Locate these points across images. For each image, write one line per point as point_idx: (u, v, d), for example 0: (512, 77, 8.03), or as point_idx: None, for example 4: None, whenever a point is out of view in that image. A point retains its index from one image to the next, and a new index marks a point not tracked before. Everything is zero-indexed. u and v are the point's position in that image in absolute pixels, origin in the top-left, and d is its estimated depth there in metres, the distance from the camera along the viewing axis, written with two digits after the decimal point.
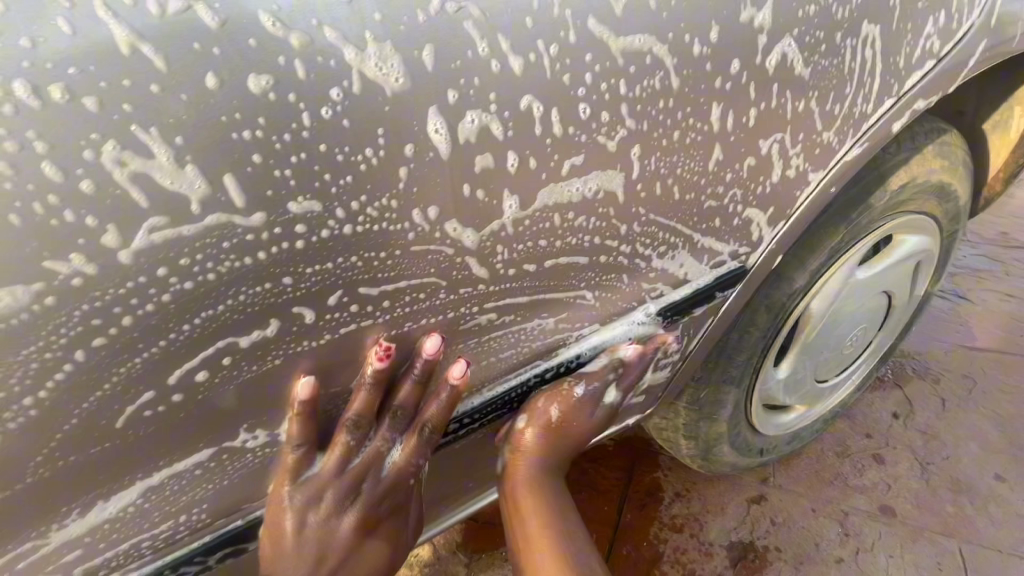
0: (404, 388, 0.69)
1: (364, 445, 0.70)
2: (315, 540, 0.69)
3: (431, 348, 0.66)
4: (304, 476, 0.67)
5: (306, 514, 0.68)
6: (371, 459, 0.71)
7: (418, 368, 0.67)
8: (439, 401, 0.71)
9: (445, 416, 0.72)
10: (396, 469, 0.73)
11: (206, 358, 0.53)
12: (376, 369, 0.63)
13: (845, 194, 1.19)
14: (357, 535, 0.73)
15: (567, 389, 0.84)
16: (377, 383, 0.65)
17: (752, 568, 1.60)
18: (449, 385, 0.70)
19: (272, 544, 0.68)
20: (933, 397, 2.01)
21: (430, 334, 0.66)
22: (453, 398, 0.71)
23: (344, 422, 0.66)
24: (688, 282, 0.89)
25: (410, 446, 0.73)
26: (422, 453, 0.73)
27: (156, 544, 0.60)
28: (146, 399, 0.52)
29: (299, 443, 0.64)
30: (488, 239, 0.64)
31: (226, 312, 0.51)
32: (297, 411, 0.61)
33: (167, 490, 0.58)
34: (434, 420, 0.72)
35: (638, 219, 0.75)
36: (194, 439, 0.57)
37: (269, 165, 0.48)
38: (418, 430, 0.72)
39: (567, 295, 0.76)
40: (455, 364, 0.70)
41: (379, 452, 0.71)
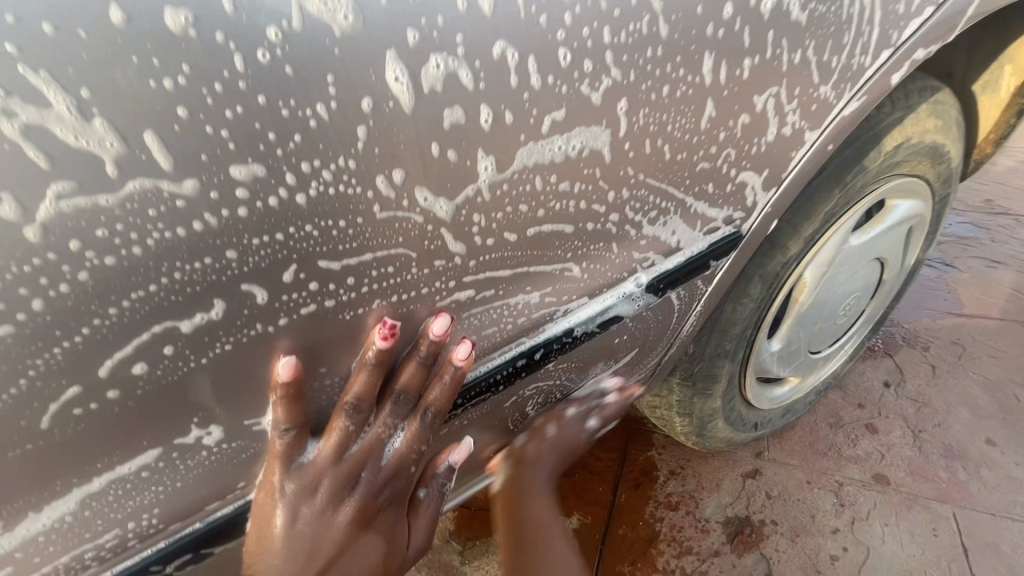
0: (408, 369, 0.64)
1: (362, 433, 0.64)
2: (308, 536, 0.63)
3: (437, 329, 0.62)
4: (298, 464, 0.60)
5: (299, 506, 0.61)
6: (373, 447, 0.65)
7: (424, 350, 0.63)
8: (445, 385, 0.66)
9: (450, 401, 0.67)
10: (398, 460, 0.68)
11: (142, 346, 0.46)
12: (381, 349, 0.59)
13: (840, 156, 1.14)
14: (354, 531, 0.67)
15: (562, 411, 0.93)
16: (380, 364, 0.60)
17: (749, 542, 1.58)
18: (454, 367, 0.65)
19: (259, 535, 0.61)
20: (923, 365, 2.01)
21: (437, 314, 0.62)
22: (459, 381, 0.66)
23: (344, 405, 0.61)
24: (681, 250, 0.84)
25: (415, 434, 0.68)
26: (424, 442, 0.69)
27: (102, 554, 0.54)
28: (71, 396, 0.45)
29: (292, 426, 0.58)
30: (463, 207, 0.57)
31: (160, 292, 0.45)
32: (290, 392, 0.56)
33: (110, 495, 0.52)
34: (440, 406, 0.67)
35: (628, 182, 0.69)
36: (136, 438, 0.51)
37: (199, 120, 0.41)
38: (421, 415, 0.67)
39: (553, 267, 0.70)
40: (460, 344, 0.66)
41: (381, 440, 0.66)
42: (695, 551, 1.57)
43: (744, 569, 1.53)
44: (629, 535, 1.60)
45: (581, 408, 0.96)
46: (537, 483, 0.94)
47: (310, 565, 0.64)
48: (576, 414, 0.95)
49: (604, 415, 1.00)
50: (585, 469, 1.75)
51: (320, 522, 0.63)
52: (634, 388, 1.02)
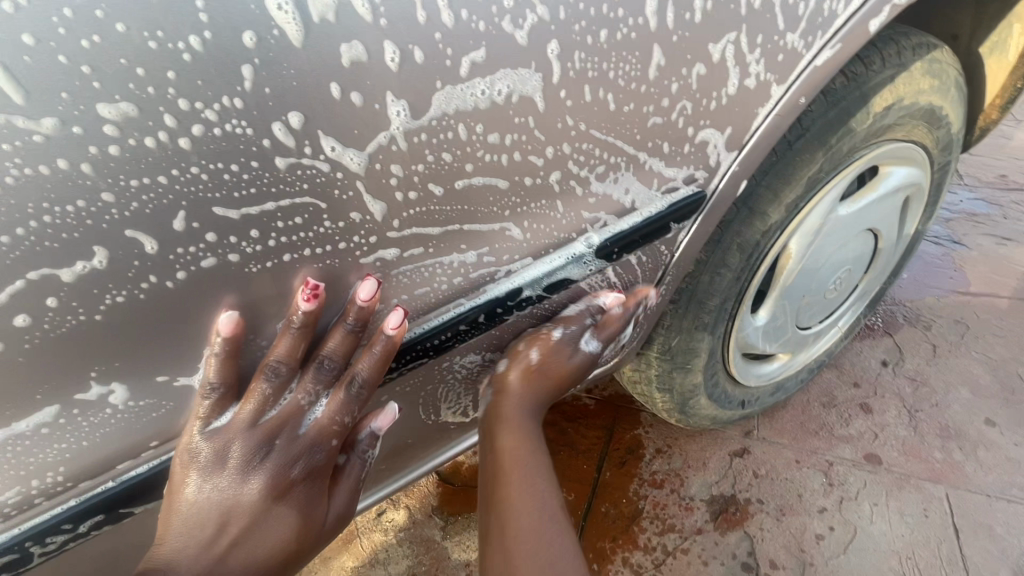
0: (336, 335, 0.63)
1: (280, 398, 0.63)
2: (217, 503, 0.61)
3: (364, 294, 0.60)
4: (213, 427, 0.60)
5: (210, 471, 0.61)
6: (291, 413, 0.64)
7: (353, 317, 0.62)
8: (375, 355, 0.65)
9: (380, 374, 0.67)
10: (317, 431, 0.67)
11: (20, 296, 0.44)
12: (306, 310, 0.58)
13: (823, 117, 1.08)
14: (265, 502, 0.64)
15: (546, 333, 0.86)
16: (308, 325, 0.59)
17: (734, 521, 1.56)
18: (385, 337, 0.65)
19: (170, 500, 0.61)
20: (923, 343, 1.94)
21: (364, 278, 0.61)
22: (390, 352, 0.66)
23: (266, 367, 0.60)
24: (637, 210, 0.80)
25: (337, 403, 0.67)
26: (349, 414, 0.67)
27: (8, 510, 0.53)
28: None
29: (215, 388, 0.58)
30: (377, 156, 0.54)
31: (31, 237, 0.42)
32: (228, 350, 0.56)
33: (10, 452, 0.50)
34: (369, 376, 0.66)
35: (568, 134, 0.65)
36: (26, 393, 0.49)
37: (51, 49, 0.38)
38: (347, 385, 0.66)
39: (489, 225, 0.67)
40: (392, 314, 0.64)
41: (301, 407, 0.65)
42: (677, 529, 1.55)
43: (726, 547, 1.51)
44: (612, 513, 1.58)
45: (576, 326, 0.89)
46: (517, 413, 0.88)
47: (218, 534, 0.62)
48: (564, 336, 0.89)
49: (604, 335, 0.92)
50: (571, 446, 1.73)
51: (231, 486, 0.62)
52: (648, 290, 0.93)
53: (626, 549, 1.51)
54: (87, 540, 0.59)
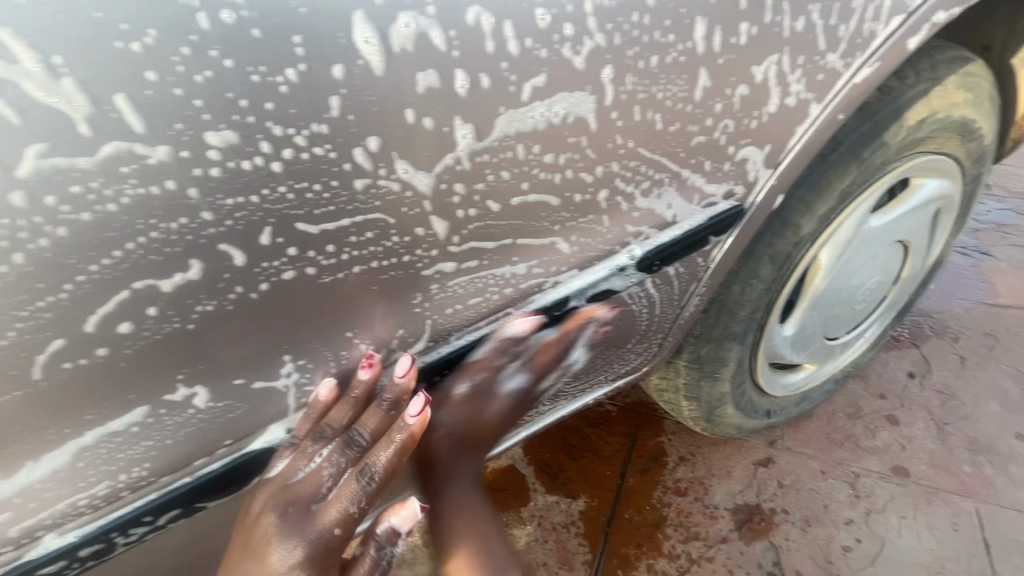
0: (374, 415, 0.70)
1: (309, 463, 0.68)
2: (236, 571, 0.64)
3: (403, 369, 0.68)
4: (262, 479, 0.66)
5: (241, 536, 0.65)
6: (312, 485, 0.68)
7: (390, 397, 0.69)
8: (394, 443, 0.70)
9: (395, 464, 0.71)
10: (326, 517, 0.67)
11: (124, 305, 0.48)
12: (363, 379, 0.66)
13: (858, 131, 1.09)
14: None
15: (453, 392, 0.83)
16: (362, 396, 0.68)
17: (758, 530, 1.56)
18: (405, 424, 0.70)
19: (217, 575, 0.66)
20: (952, 355, 1.93)
21: (404, 354, 0.68)
22: (408, 441, 0.70)
23: (315, 430, 0.67)
24: (677, 223, 0.82)
25: (349, 490, 0.68)
26: (358, 505, 0.68)
27: (97, 502, 0.57)
28: (57, 349, 0.47)
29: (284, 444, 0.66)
30: (443, 175, 0.57)
31: (138, 251, 0.46)
32: (312, 409, 0.66)
33: (104, 448, 0.55)
34: (385, 464, 0.70)
35: (617, 153, 0.68)
36: (121, 392, 0.53)
37: (169, 83, 0.42)
38: (364, 467, 0.69)
39: (539, 238, 0.69)
40: (415, 401, 0.69)
41: (322, 481, 0.68)
42: (702, 537, 1.55)
43: (752, 556, 1.52)
44: (636, 519, 1.59)
45: (496, 367, 0.82)
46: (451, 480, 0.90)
47: None
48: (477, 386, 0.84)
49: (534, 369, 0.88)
50: (594, 452, 1.75)
51: (244, 559, 0.65)
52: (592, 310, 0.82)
53: (651, 556, 1.53)
54: (163, 533, 0.63)
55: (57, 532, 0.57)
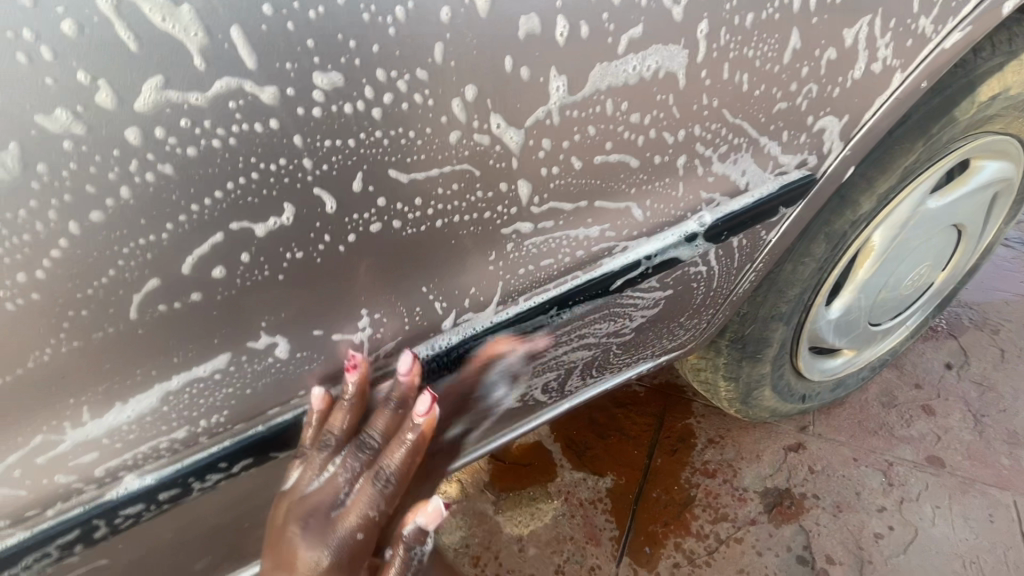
0: (382, 415, 0.64)
1: (323, 470, 0.62)
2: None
3: (405, 367, 0.62)
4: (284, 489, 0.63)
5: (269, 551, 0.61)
6: (329, 493, 0.62)
7: (397, 396, 0.64)
8: (405, 443, 0.62)
9: (410, 464, 0.64)
10: (346, 524, 0.61)
11: (217, 248, 0.47)
12: (353, 382, 0.60)
13: (928, 105, 1.05)
14: None
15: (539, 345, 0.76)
16: (357, 400, 0.62)
17: (788, 514, 1.55)
18: (416, 424, 0.62)
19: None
20: (991, 348, 1.88)
21: (404, 350, 0.64)
22: (421, 441, 0.63)
23: (318, 438, 0.62)
24: (750, 191, 0.79)
25: (366, 493, 0.62)
26: (378, 507, 0.63)
27: (175, 446, 0.57)
28: (152, 288, 0.47)
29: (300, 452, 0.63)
30: (533, 131, 0.55)
31: (236, 192, 0.45)
32: (311, 420, 0.62)
33: (187, 393, 0.55)
34: (399, 466, 0.63)
35: (701, 114, 0.66)
36: (205, 337, 0.52)
37: (282, 17, 0.41)
38: (377, 473, 0.63)
39: (614, 201, 0.68)
40: (421, 399, 0.62)
41: (338, 487, 0.62)
42: (730, 518, 1.55)
43: (781, 539, 1.51)
44: (663, 498, 1.59)
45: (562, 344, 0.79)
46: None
47: None
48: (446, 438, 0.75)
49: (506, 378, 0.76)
50: (621, 431, 1.74)
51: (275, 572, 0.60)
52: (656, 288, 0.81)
53: (678, 534, 1.53)
54: (235, 480, 0.63)
55: (136, 474, 0.57)
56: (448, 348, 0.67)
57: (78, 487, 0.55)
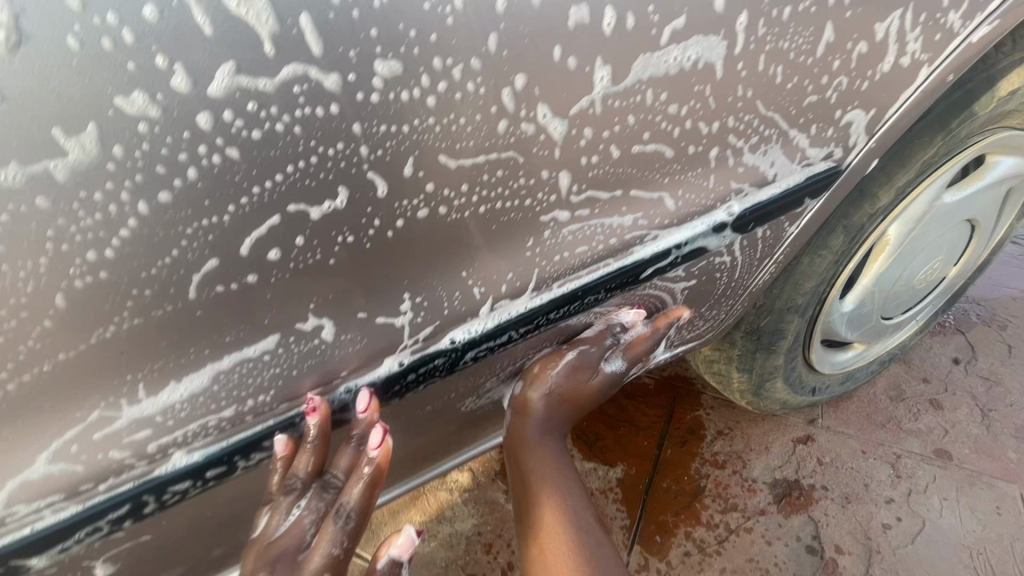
0: (343, 453, 0.71)
1: (289, 514, 0.70)
2: None
3: (363, 403, 0.64)
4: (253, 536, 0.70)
5: None
6: (295, 535, 0.70)
7: (357, 432, 0.67)
8: (362, 480, 0.70)
9: (368, 497, 0.72)
10: (312, 563, 0.70)
11: (274, 231, 0.49)
12: (314, 425, 0.62)
13: (950, 99, 1.06)
14: None
15: (547, 337, 0.78)
16: (319, 443, 0.65)
17: (797, 505, 1.57)
18: (370, 463, 0.69)
19: None
20: (999, 343, 1.90)
21: (360, 387, 0.64)
22: (376, 477, 0.70)
23: (285, 483, 0.67)
24: (776, 182, 0.80)
25: (329, 531, 0.71)
26: (341, 543, 0.71)
27: (223, 424, 0.59)
28: (210, 269, 0.48)
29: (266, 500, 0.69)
30: (576, 120, 0.57)
31: (296, 175, 0.47)
32: (277, 465, 0.65)
33: (237, 373, 0.56)
34: (357, 502, 0.71)
35: (736, 106, 0.67)
36: (257, 317, 0.53)
37: (349, 5, 0.42)
38: (338, 512, 0.71)
39: (648, 190, 0.69)
40: (372, 433, 0.67)
41: (304, 528, 0.70)
42: (740, 509, 1.57)
43: (790, 529, 1.53)
44: (673, 488, 1.61)
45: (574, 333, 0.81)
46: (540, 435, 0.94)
47: None
48: (587, 355, 0.91)
49: (631, 359, 0.96)
50: (630, 422, 1.74)
51: None
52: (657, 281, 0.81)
53: (688, 524, 1.54)
54: (276, 459, 0.65)
55: (185, 450, 0.58)
56: (482, 333, 0.68)
57: (130, 463, 0.56)
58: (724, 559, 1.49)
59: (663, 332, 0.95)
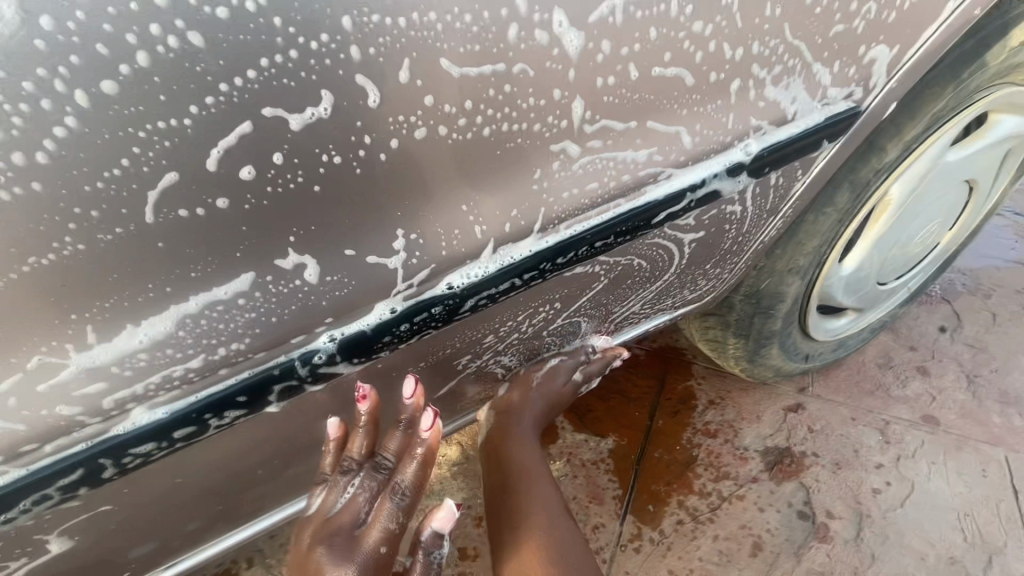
0: (393, 436, 0.73)
1: (344, 492, 0.71)
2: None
3: (408, 389, 0.68)
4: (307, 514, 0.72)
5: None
6: (350, 512, 0.70)
7: (405, 416, 0.71)
8: (416, 458, 0.72)
9: (422, 477, 0.73)
10: (370, 538, 0.69)
11: (245, 142, 0.41)
12: (364, 410, 0.65)
13: (961, 48, 1.02)
14: None
15: (546, 292, 0.71)
16: (370, 427, 0.68)
17: (789, 472, 1.50)
18: (422, 440, 0.71)
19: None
20: (983, 311, 1.83)
21: (406, 376, 0.68)
22: (430, 454, 0.72)
23: (339, 463, 0.70)
24: (795, 122, 0.75)
25: (385, 509, 0.71)
26: (398, 519, 0.71)
27: (189, 377, 0.51)
28: (170, 185, 0.40)
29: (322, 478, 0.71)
30: (594, 29, 0.51)
31: (272, 71, 0.39)
32: (329, 445, 0.68)
33: (206, 318, 0.48)
34: (412, 479, 0.72)
35: (761, 29, 0.61)
36: (227, 249, 0.46)
37: None
38: (393, 492, 0.71)
39: (666, 123, 0.63)
40: (424, 415, 0.71)
41: (359, 506, 0.71)
42: (732, 477, 1.50)
43: (782, 495, 1.47)
44: (666, 458, 1.53)
45: (575, 290, 0.75)
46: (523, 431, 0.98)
47: None
48: (565, 363, 0.97)
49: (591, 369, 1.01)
50: (622, 394, 1.66)
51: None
52: (659, 233, 0.74)
53: (681, 493, 1.47)
54: (257, 420, 0.57)
55: (146, 406, 0.50)
56: (483, 279, 0.61)
57: (81, 420, 0.48)
58: (717, 526, 1.42)
59: (647, 287, 0.86)
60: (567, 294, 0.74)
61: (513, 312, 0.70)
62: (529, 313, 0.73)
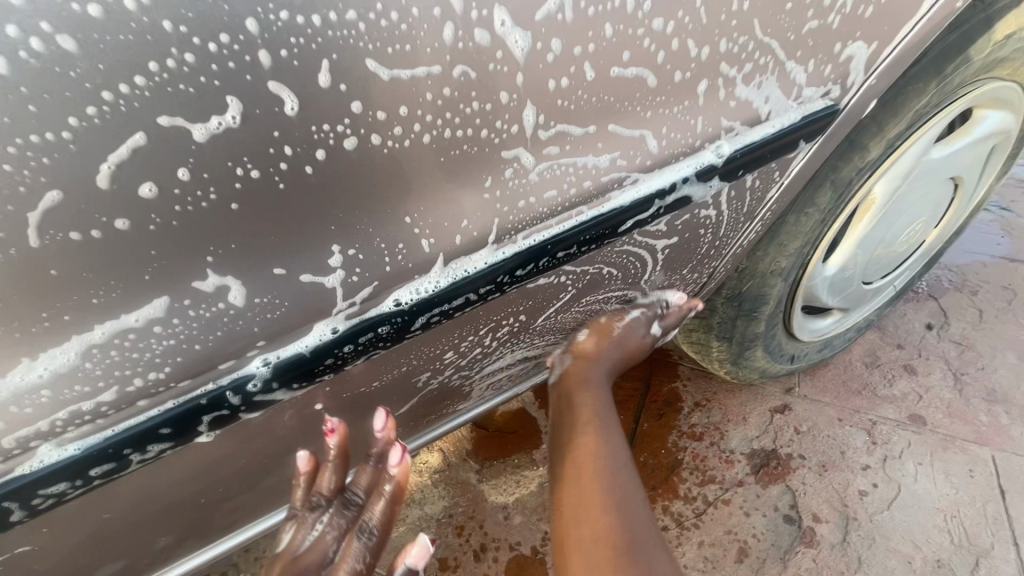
0: (364, 470, 0.70)
1: (311, 530, 0.68)
2: None
3: (380, 423, 0.65)
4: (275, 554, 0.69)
5: None
6: (316, 552, 0.67)
7: (376, 450, 0.68)
8: (383, 495, 0.69)
9: (392, 514, 0.70)
10: None
11: (141, 156, 0.37)
12: (332, 444, 0.62)
13: (944, 42, 0.98)
14: None
15: (509, 304, 0.66)
16: (339, 461, 0.65)
17: (775, 475, 1.47)
18: (392, 476, 0.68)
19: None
20: (970, 308, 1.81)
21: (378, 409, 0.65)
22: (398, 492, 0.69)
23: (308, 499, 0.67)
24: (769, 120, 0.71)
25: (352, 549, 0.68)
26: (364, 560, 0.68)
27: (104, 411, 0.47)
28: (53, 206, 0.36)
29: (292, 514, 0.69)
30: (541, 27, 0.47)
31: (163, 77, 0.35)
32: (298, 479, 0.65)
33: (116, 348, 0.44)
34: (380, 517, 0.69)
35: (728, 25, 0.57)
36: (133, 273, 0.41)
37: None
38: (360, 530, 0.68)
39: (629, 126, 0.59)
40: (392, 451, 0.68)
41: (326, 545, 0.68)
42: (717, 481, 1.47)
43: (768, 499, 1.43)
44: (651, 462, 1.49)
45: (541, 301, 0.70)
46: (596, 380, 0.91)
47: None
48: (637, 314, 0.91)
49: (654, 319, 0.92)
50: None
51: None
52: (627, 240, 0.70)
53: (666, 498, 1.44)
54: (185, 451, 0.52)
55: (53, 442, 0.46)
56: (434, 294, 0.57)
57: None
58: (702, 532, 1.39)
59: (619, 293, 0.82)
60: (533, 305, 0.70)
61: (475, 327, 0.66)
62: (493, 327, 0.69)
